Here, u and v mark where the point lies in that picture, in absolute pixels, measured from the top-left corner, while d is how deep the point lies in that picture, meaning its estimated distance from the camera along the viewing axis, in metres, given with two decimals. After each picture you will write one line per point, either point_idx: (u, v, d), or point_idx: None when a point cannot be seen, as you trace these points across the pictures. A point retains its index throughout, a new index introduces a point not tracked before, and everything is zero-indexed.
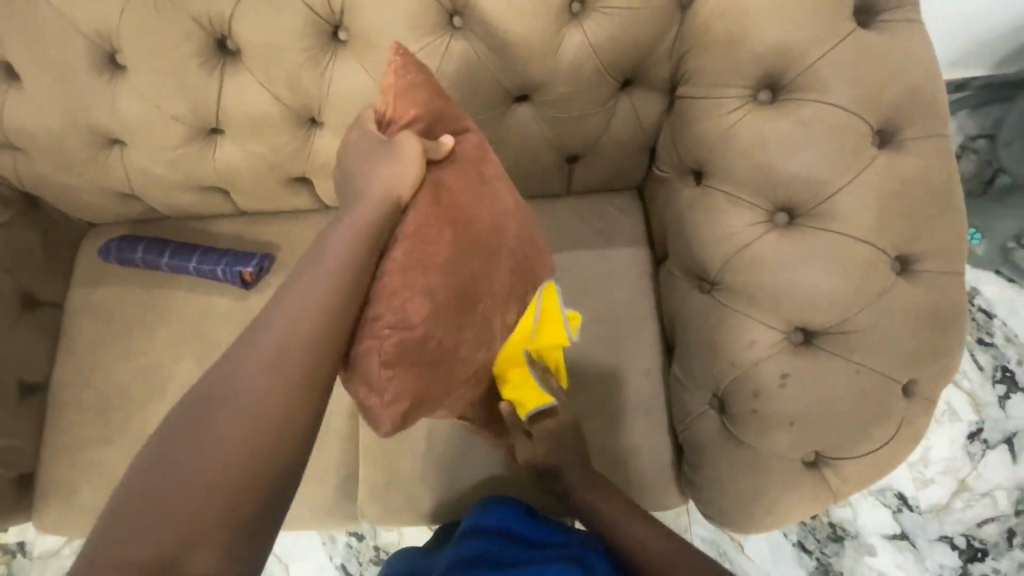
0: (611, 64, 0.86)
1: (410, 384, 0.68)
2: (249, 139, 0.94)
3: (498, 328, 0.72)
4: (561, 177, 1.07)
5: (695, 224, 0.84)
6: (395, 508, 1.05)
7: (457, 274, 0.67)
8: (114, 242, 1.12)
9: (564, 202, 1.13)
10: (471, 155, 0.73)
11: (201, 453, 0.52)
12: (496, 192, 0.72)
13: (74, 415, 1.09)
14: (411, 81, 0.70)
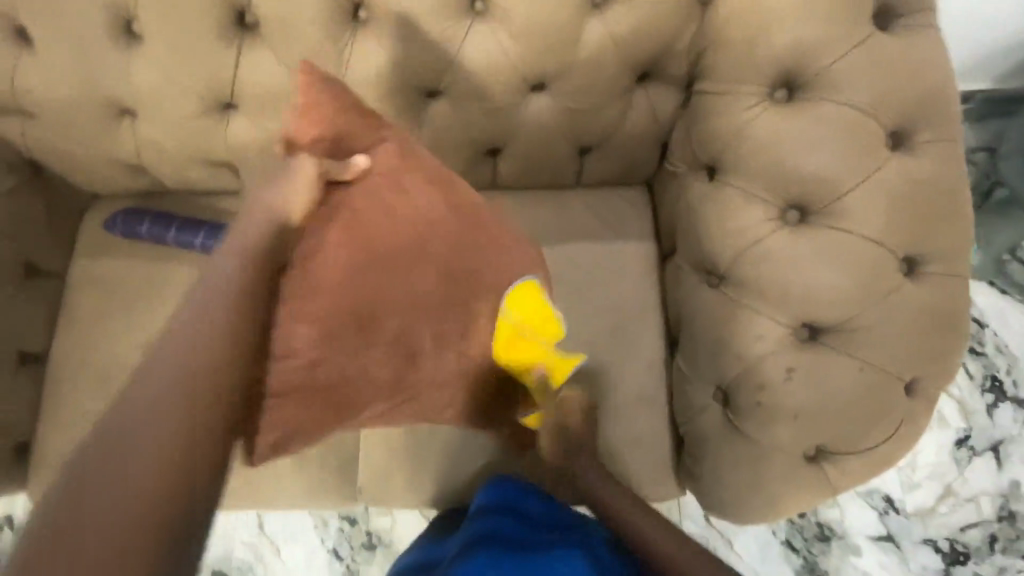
0: (630, 56, 0.86)
1: (313, 405, 0.70)
2: (263, 116, 0.94)
3: (412, 345, 0.72)
4: (572, 168, 1.08)
5: (706, 218, 0.84)
6: (395, 490, 1.06)
7: (356, 297, 0.67)
8: (121, 214, 1.11)
9: (573, 193, 1.14)
10: (385, 169, 0.73)
11: (140, 444, 0.49)
12: (410, 206, 0.72)
13: (71, 387, 1.08)
14: (313, 101, 0.74)
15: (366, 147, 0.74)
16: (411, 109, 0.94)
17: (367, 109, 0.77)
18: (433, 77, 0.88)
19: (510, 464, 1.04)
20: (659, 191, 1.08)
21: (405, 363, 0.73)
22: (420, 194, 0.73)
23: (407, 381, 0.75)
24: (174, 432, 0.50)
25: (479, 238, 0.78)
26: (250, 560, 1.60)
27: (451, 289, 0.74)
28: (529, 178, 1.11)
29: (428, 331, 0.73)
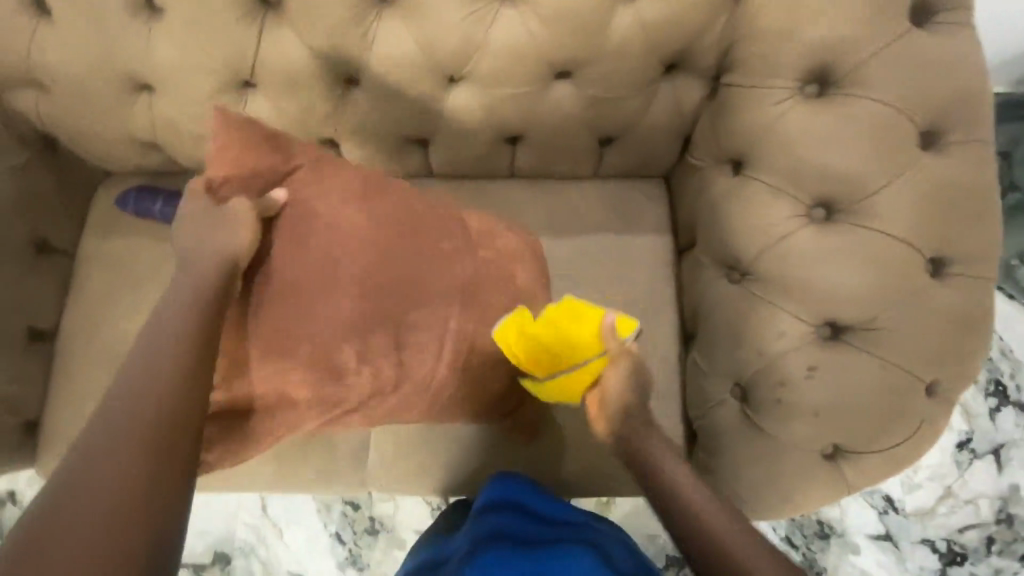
0: (658, 46, 0.85)
1: (265, 413, 0.82)
2: (283, 96, 0.93)
3: (339, 365, 0.77)
4: (592, 159, 1.07)
5: (729, 214, 0.84)
6: (406, 476, 1.06)
7: (281, 325, 0.76)
8: (132, 192, 1.10)
9: (590, 184, 1.14)
10: (301, 198, 0.79)
11: (114, 446, 0.56)
12: (329, 228, 0.77)
13: (81, 364, 1.08)
14: (231, 142, 0.78)
15: (286, 175, 0.81)
16: (433, 94, 0.92)
17: (284, 135, 0.82)
18: (457, 60, 0.87)
19: (520, 453, 1.04)
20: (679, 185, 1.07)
21: (335, 380, 0.78)
22: (340, 214, 0.78)
23: (341, 397, 0.80)
24: (143, 440, 0.57)
25: (413, 247, 0.79)
26: (252, 541, 1.61)
27: (368, 306, 0.76)
28: (547, 167, 1.10)
29: (349, 348, 0.76)
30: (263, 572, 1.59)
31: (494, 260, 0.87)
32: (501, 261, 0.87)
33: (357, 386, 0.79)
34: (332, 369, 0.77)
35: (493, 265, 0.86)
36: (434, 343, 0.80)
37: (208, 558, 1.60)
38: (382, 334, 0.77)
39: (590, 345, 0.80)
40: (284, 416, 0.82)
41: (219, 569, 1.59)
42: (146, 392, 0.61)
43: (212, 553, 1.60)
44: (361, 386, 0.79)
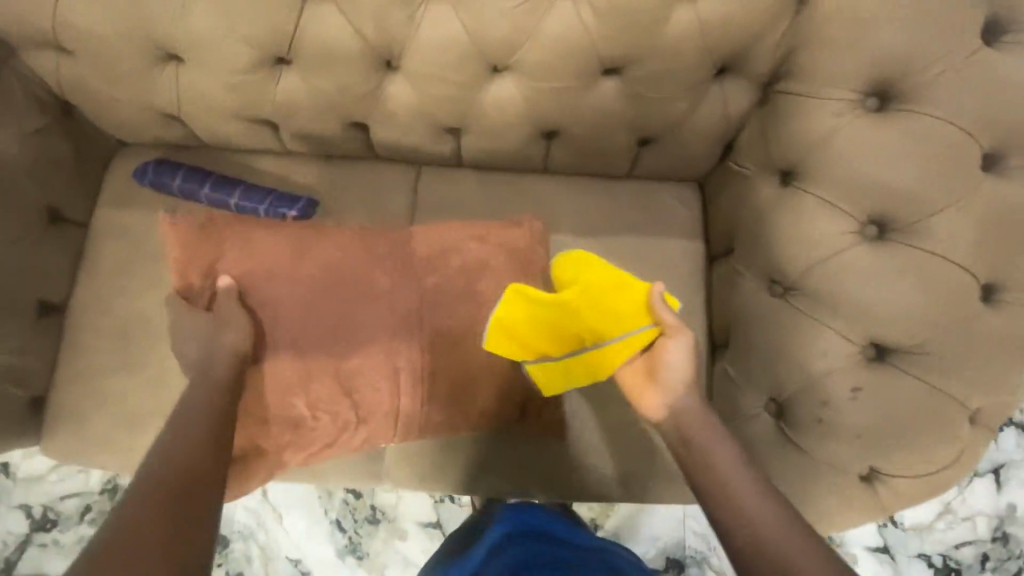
0: (715, 48, 0.82)
1: (276, 455, 0.96)
2: (319, 77, 0.89)
3: (318, 394, 0.96)
4: (627, 159, 1.04)
5: (777, 225, 0.82)
6: (422, 472, 1.05)
7: (271, 381, 0.95)
8: (151, 164, 1.06)
9: (622, 184, 1.11)
10: (241, 269, 0.97)
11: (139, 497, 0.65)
12: (279, 287, 0.97)
13: (90, 341, 1.04)
14: (179, 244, 0.98)
15: (213, 263, 0.98)
16: (473, 84, 0.89)
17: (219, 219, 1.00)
18: (504, 50, 0.83)
19: (539, 452, 1.03)
20: (714, 191, 1.05)
21: (297, 426, 0.96)
22: (284, 304, 0.99)
23: (307, 440, 0.97)
24: (156, 490, 0.66)
25: (351, 293, 0.97)
26: (251, 526, 1.59)
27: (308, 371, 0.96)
28: (581, 164, 1.07)
29: (304, 400, 0.96)
30: (262, 556, 1.58)
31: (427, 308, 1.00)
32: (442, 318, 1.00)
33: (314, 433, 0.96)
34: (294, 422, 0.96)
35: (428, 311, 0.99)
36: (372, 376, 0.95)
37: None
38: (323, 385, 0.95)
39: (638, 316, 0.83)
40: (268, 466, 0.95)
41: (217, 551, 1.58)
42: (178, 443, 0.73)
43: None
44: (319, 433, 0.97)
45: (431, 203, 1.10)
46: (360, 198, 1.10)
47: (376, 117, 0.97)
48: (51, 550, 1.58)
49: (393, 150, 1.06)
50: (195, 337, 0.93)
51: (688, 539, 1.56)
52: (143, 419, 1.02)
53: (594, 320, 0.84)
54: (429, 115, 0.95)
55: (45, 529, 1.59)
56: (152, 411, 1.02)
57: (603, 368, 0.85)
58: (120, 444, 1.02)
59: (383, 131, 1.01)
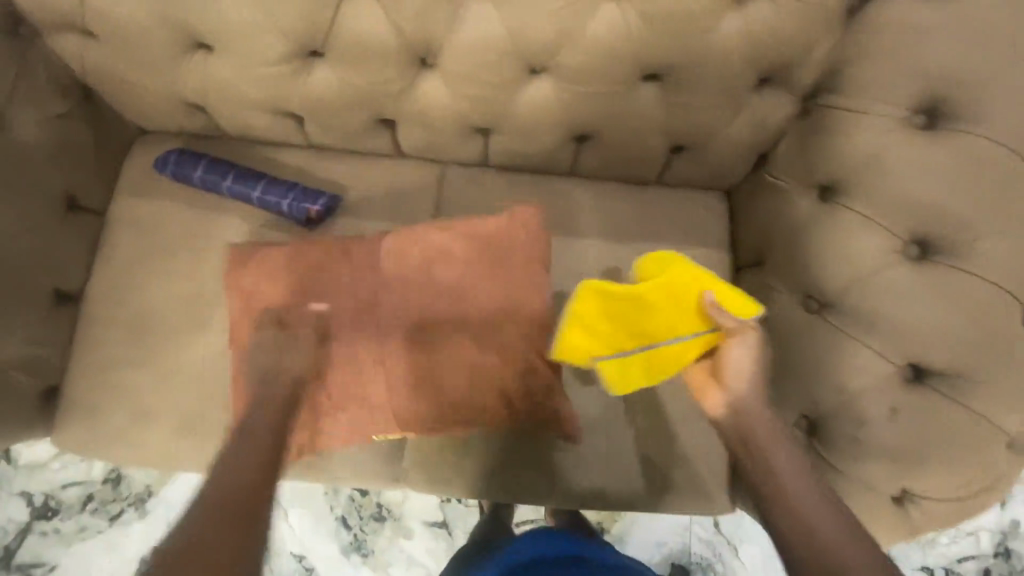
0: (759, 58, 0.81)
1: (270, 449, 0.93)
2: (353, 72, 0.87)
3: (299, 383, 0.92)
4: (658, 165, 1.03)
5: (818, 241, 0.82)
6: (439, 476, 1.03)
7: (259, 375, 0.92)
8: (173, 155, 1.04)
9: (650, 191, 1.10)
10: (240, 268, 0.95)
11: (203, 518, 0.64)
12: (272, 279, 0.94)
13: (105, 332, 1.02)
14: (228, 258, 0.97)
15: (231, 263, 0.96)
16: (510, 84, 0.87)
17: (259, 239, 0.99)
18: (544, 52, 0.82)
19: (559, 457, 1.02)
20: (743, 203, 1.05)
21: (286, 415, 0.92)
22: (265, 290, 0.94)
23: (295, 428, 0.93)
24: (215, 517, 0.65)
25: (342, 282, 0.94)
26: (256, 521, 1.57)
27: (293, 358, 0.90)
28: (610, 168, 1.06)
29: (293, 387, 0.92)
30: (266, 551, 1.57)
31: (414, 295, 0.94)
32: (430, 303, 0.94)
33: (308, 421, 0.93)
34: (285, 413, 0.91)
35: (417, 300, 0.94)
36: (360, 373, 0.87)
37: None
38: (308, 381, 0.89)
39: (703, 318, 0.78)
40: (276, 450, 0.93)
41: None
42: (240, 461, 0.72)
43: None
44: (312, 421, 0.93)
45: (455, 203, 1.08)
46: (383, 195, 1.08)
47: (406, 114, 0.95)
48: (51, 539, 1.56)
49: (419, 148, 1.04)
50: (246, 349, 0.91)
51: (694, 545, 1.55)
52: (158, 413, 1.00)
53: (667, 312, 0.78)
54: (461, 115, 0.94)
55: (46, 517, 1.56)
56: (167, 405, 1.00)
57: (668, 370, 0.78)
58: (134, 437, 1.00)
59: (412, 128, 0.99)
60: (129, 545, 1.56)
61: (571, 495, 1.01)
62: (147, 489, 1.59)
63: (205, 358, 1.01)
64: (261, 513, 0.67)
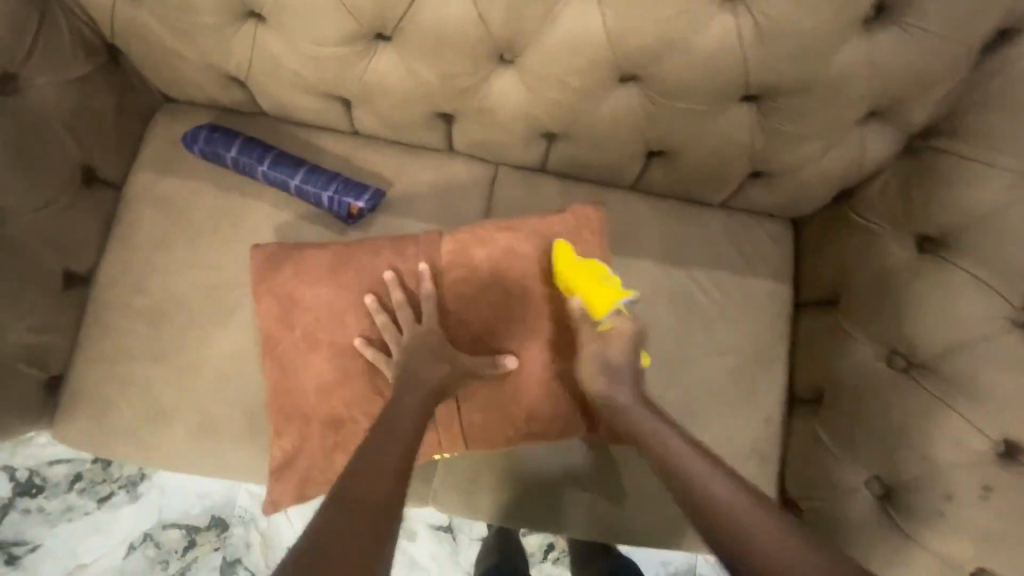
0: (872, 90, 0.74)
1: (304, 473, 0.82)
2: (422, 60, 0.78)
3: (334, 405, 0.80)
4: (730, 189, 0.96)
5: (916, 297, 0.76)
6: (473, 502, 0.96)
7: (292, 386, 0.81)
8: (203, 131, 0.93)
9: (714, 213, 1.02)
10: (271, 260, 0.82)
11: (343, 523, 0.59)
12: (314, 282, 0.80)
13: (116, 320, 0.93)
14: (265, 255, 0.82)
15: (266, 258, 0.82)
16: (595, 90, 0.79)
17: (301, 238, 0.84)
18: (642, 59, 0.74)
19: (587, 495, 0.96)
20: (813, 240, 0.99)
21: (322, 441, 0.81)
22: (307, 294, 0.80)
23: (328, 454, 0.81)
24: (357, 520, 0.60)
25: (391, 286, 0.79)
26: (253, 513, 1.48)
27: (346, 363, 0.80)
28: (678, 187, 0.98)
29: (335, 391, 0.80)
30: (262, 545, 1.47)
31: (472, 300, 0.81)
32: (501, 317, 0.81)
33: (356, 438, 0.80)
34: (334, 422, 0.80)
35: (480, 309, 0.81)
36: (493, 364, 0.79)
37: (204, 523, 1.48)
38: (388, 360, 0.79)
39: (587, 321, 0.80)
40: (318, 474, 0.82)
41: (214, 536, 1.47)
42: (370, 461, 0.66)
43: (208, 518, 1.48)
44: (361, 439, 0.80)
45: (506, 208, 0.99)
46: (430, 192, 0.98)
47: (471, 111, 0.86)
48: (34, 517, 1.46)
49: (475, 147, 0.95)
50: (284, 368, 0.81)
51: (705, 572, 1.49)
52: (171, 412, 0.92)
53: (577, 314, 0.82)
54: (532, 116, 0.85)
55: (30, 494, 1.46)
56: (182, 405, 0.92)
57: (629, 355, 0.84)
58: (144, 436, 0.92)
59: (473, 126, 0.90)
60: (118, 529, 1.47)
61: (610, 530, 0.96)
62: (140, 473, 1.50)
63: (226, 356, 0.93)
64: (395, 512, 0.63)
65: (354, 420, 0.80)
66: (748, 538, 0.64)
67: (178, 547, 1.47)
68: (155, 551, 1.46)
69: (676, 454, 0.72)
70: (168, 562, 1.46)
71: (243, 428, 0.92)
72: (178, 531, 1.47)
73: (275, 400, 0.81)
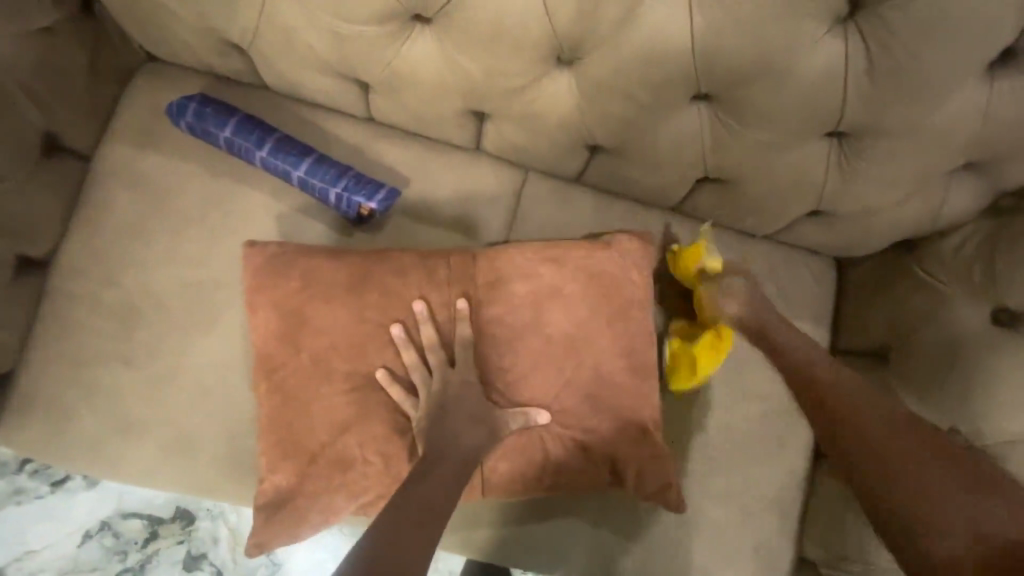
0: (967, 144, 0.66)
1: (295, 509, 0.75)
2: (464, 49, 0.68)
3: (333, 442, 0.74)
4: (783, 224, 0.83)
5: (985, 374, 0.72)
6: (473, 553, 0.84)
7: (286, 417, 0.75)
8: (193, 103, 0.80)
9: (758, 245, 0.89)
10: (276, 273, 0.75)
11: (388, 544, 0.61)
12: (331, 312, 0.75)
13: (76, 314, 0.81)
14: (272, 260, 0.75)
15: (273, 268, 0.75)
16: (660, 107, 0.69)
17: (317, 248, 0.77)
18: (727, 79, 0.64)
19: (608, 549, 0.83)
20: (860, 286, 0.88)
21: (317, 477, 0.74)
22: (315, 318, 0.75)
23: (321, 487, 0.74)
24: (400, 544, 0.62)
25: (419, 326, 0.75)
26: (225, 503, 1.17)
27: (362, 400, 0.74)
28: (721, 219, 0.86)
29: (335, 431, 0.74)
30: (234, 541, 1.17)
31: (504, 346, 0.76)
32: None
33: (365, 479, 0.74)
34: (339, 462, 0.74)
35: (508, 363, 0.76)
36: (519, 414, 0.75)
37: (167, 514, 1.16)
38: (414, 399, 0.74)
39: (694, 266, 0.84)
40: (312, 514, 0.75)
41: (178, 529, 1.16)
42: (413, 493, 0.67)
43: (173, 508, 1.16)
44: (371, 480, 0.74)
45: (535, 223, 0.86)
46: (451, 197, 0.85)
47: (514, 114, 0.75)
48: None
49: (508, 152, 0.83)
50: (283, 390, 0.75)
51: None
52: (139, 426, 0.80)
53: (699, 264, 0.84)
54: (582, 127, 0.75)
55: None
56: (152, 419, 0.80)
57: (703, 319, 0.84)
58: (108, 451, 0.80)
59: (509, 129, 0.78)
60: (72, 514, 1.16)
61: None
62: None
63: (206, 366, 0.81)
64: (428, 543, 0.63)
65: (367, 458, 0.74)
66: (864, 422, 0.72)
67: (138, 540, 1.16)
68: (112, 541, 1.15)
69: (832, 376, 0.76)
70: (126, 555, 1.15)
71: (220, 448, 0.81)
72: (139, 520, 1.16)
73: (265, 424, 0.75)
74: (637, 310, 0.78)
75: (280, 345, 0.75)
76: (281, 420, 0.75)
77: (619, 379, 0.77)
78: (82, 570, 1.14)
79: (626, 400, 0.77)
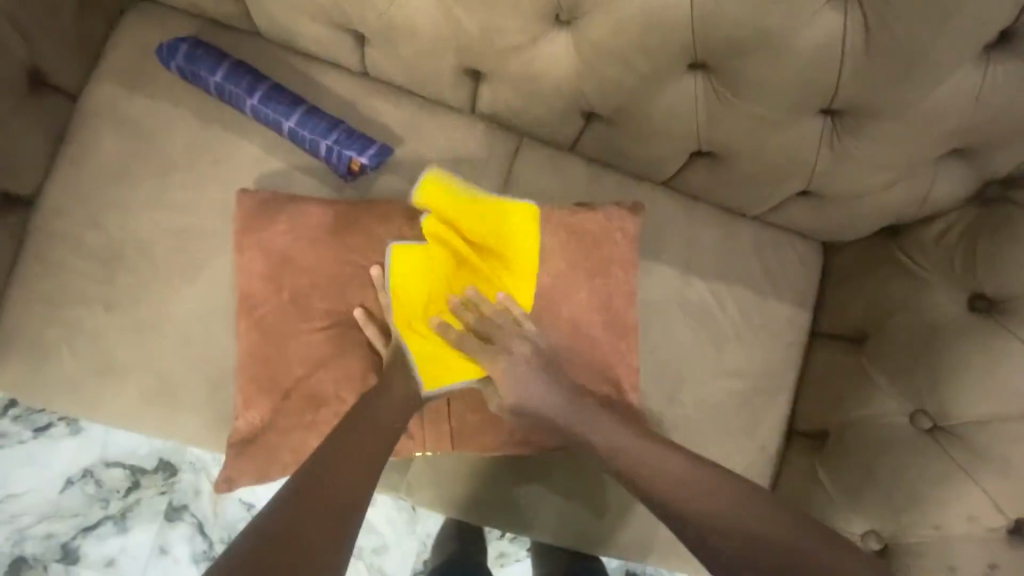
0: (959, 129, 0.66)
1: (271, 455, 0.75)
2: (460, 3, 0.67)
3: (312, 391, 0.75)
4: (773, 203, 0.83)
5: (957, 359, 0.73)
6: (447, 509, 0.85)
7: (264, 365, 0.75)
8: (185, 44, 0.79)
9: (747, 223, 0.89)
10: (262, 222, 0.74)
11: (326, 491, 0.63)
12: (314, 262, 0.75)
13: (56, 254, 0.80)
14: (261, 207, 0.75)
15: (261, 216, 0.75)
16: (656, 75, 0.69)
17: (305, 197, 0.77)
18: (723, 47, 0.64)
19: (577, 511, 0.85)
20: (841, 269, 0.89)
21: (294, 423, 0.75)
22: (300, 268, 0.75)
23: (297, 434, 0.75)
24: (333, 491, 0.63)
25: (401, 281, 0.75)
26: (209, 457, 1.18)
27: (343, 352, 0.75)
28: (713, 197, 0.86)
29: (314, 380, 0.75)
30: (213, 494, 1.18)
31: None
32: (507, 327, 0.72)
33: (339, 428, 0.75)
34: (315, 410, 0.75)
35: None
36: None
37: (151, 465, 1.17)
38: (388, 337, 0.75)
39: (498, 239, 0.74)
40: (286, 463, 0.76)
41: (160, 480, 1.17)
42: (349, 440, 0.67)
43: (156, 459, 1.18)
44: None
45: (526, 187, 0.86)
46: (443, 157, 0.85)
47: (510, 74, 0.74)
48: None
49: (502, 115, 0.82)
50: (263, 338, 0.75)
51: None
52: (118, 367, 0.80)
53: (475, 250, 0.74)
54: (575, 92, 0.74)
55: None
56: (132, 363, 0.80)
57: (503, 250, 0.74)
58: (88, 392, 0.80)
59: (504, 91, 0.78)
60: (55, 460, 1.16)
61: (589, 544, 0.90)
62: None
63: (188, 313, 0.81)
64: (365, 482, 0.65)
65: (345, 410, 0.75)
66: (620, 453, 0.70)
67: (120, 489, 1.17)
68: (94, 489, 1.16)
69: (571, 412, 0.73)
70: (108, 503, 1.16)
71: (201, 394, 0.81)
72: (123, 469, 1.17)
73: (244, 370, 0.75)
74: (620, 266, 0.78)
75: (261, 294, 0.75)
76: (260, 366, 0.75)
77: (602, 347, 0.78)
78: (64, 516, 1.15)
79: (605, 367, 0.78)
